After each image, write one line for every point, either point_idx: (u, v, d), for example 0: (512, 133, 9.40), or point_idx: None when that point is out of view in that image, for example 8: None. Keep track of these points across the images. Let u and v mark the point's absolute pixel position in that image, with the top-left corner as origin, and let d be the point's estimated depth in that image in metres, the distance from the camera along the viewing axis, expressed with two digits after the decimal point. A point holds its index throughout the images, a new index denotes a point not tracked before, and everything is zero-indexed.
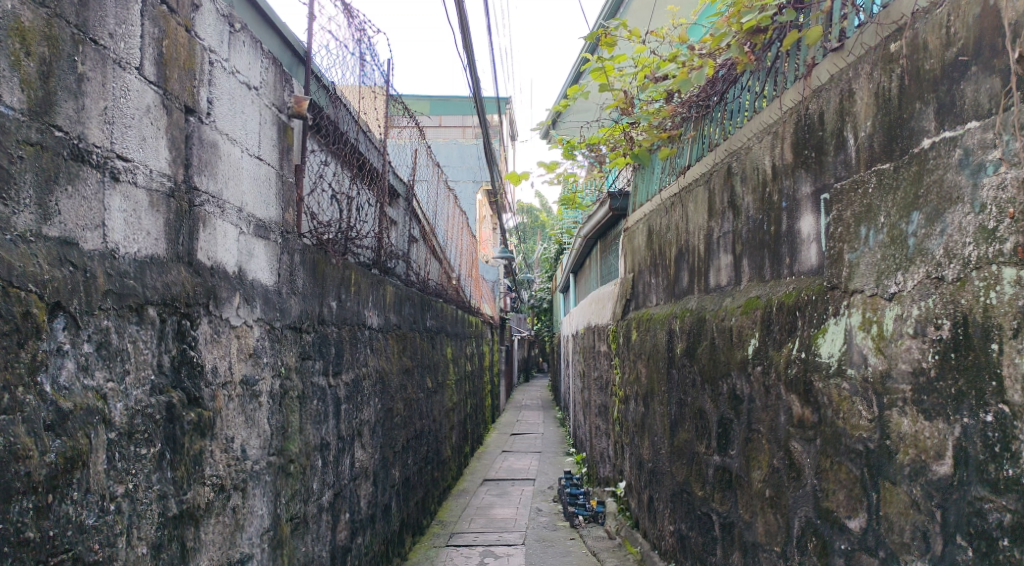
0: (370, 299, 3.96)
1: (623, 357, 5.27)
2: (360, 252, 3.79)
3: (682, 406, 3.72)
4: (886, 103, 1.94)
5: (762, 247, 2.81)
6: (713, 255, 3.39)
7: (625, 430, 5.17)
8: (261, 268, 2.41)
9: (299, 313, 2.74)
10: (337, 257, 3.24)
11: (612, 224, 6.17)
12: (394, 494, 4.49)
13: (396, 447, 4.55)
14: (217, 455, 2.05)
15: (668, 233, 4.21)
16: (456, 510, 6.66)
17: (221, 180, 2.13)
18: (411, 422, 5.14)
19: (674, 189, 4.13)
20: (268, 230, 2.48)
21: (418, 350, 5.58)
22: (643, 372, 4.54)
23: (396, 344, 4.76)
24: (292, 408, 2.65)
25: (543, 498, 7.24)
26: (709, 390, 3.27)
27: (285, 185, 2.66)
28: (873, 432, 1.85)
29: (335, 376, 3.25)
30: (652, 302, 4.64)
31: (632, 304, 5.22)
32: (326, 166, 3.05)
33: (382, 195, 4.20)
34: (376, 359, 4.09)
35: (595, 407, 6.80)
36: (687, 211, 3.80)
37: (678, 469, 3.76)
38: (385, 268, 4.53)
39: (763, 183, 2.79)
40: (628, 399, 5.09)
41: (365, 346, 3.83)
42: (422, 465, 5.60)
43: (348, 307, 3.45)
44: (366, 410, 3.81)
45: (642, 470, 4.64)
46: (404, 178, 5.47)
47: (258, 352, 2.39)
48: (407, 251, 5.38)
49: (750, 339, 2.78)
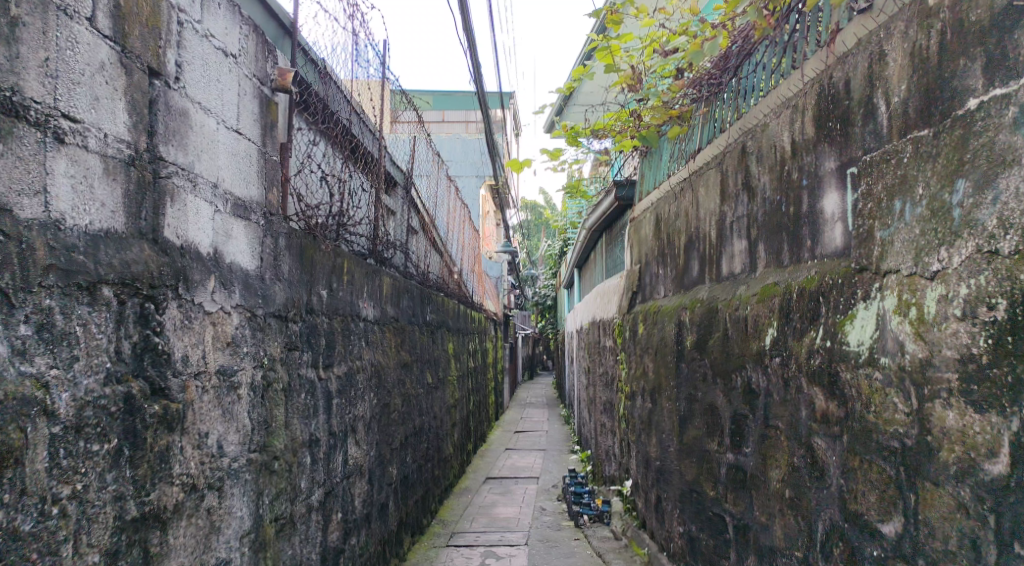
0: (365, 290, 3.79)
1: (629, 351, 5.08)
2: (353, 240, 3.61)
3: (692, 402, 3.54)
4: (923, 62, 1.76)
5: (780, 230, 2.63)
6: (725, 241, 3.21)
7: (632, 427, 4.99)
8: (240, 251, 2.24)
9: (284, 301, 2.56)
10: (327, 243, 3.06)
11: (618, 215, 5.98)
12: (392, 494, 4.32)
13: (394, 446, 4.38)
14: (188, 453, 1.88)
15: (677, 220, 4.02)
16: (458, 509, 6.49)
17: (192, 152, 1.96)
18: (410, 419, 4.98)
19: (683, 174, 3.94)
20: (249, 210, 2.31)
21: (417, 345, 5.41)
22: (651, 366, 4.36)
23: (394, 338, 4.59)
24: (277, 402, 2.47)
25: (547, 497, 7.07)
26: (721, 384, 3.09)
27: (268, 163, 2.49)
28: (911, 427, 1.66)
29: (325, 369, 3.08)
30: (659, 294, 4.45)
31: (638, 297, 5.05)
32: (315, 145, 2.86)
33: (377, 181, 4.02)
34: (371, 353, 3.91)
35: (600, 404, 6.62)
36: (698, 197, 3.62)
37: (687, 467, 3.58)
38: (382, 258, 4.36)
39: (782, 161, 2.61)
40: (634, 395, 4.90)
41: (359, 338, 3.66)
42: (422, 463, 5.43)
43: (340, 297, 3.27)
44: (361, 406, 3.64)
45: (649, 469, 4.46)
46: (402, 166, 5.29)
47: (237, 341, 2.21)
48: (405, 242, 5.21)
49: (767, 328, 2.59)
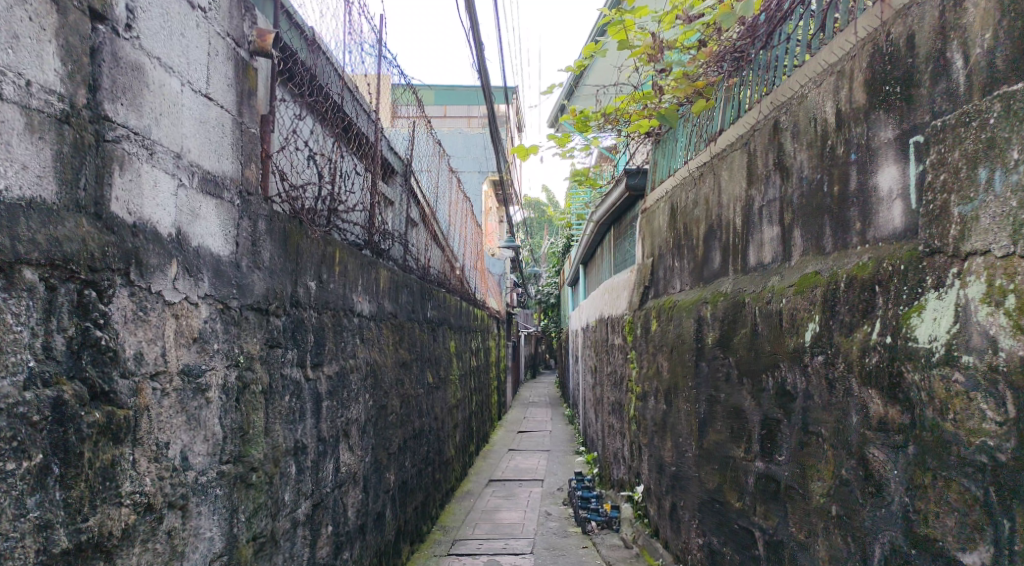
0: (358, 284, 3.52)
1: (641, 350, 4.80)
2: (346, 228, 3.33)
3: (714, 404, 3.26)
4: (1016, 3, 1.47)
5: (820, 213, 2.34)
6: (752, 228, 2.92)
7: (643, 430, 4.71)
8: (209, 232, 1.96)
9: (264, 291, 2.28)
10: (316, 229, 2.77)
11: (628, 206, 5.70)
12: (389, 502, 4.05)
13: (391, 451, 4.11)
14: (143, 467, 1.60)
15: (695, 208, 3.74)
16: (459, 514, 6.21)
17: (149, 115, 1.68)
18: (410, 421, 4.70)
19: (703, 158, 3.66)
20: (221, 186, 2.03)
21: (417, 342, 5.13)
22: (666, 365, 4.08)
23: (392, 335, 4.31)
24: (255, 406, 2.19)
25: (552, 501, 6.80)
26: (749, 384, 2.81)
27: (245, 135, 2.20)
28: (1009, 438, 1.40)
29: (314, 369, 2.80)
30: (675, 288, 4.17)
31: (651, 291, 4.77)
32: (300, 119, 2.59)
33: (373, 165, 3.74)
34: (366, 351, 3.64)
35: (608, 404, 6.34)
36: (719, 181, 3.33)
37: (707, 475, 3.29)
38: (378, 249, 4.07)
39: (823, 135, 2.32)
40: (646, 396, 4.62)
41: (353, 334, 3.38)
42: (422, 467, 5.16)
43: (330, 289, 2.99)
44: (354, 408, 3.36)
45: (663, 475, 4.18)
46: (402, 154, 5.01)
47: (207, 336, 1.93)
48: (404, 234, 4.93)
49: (806, 323, 2.30)
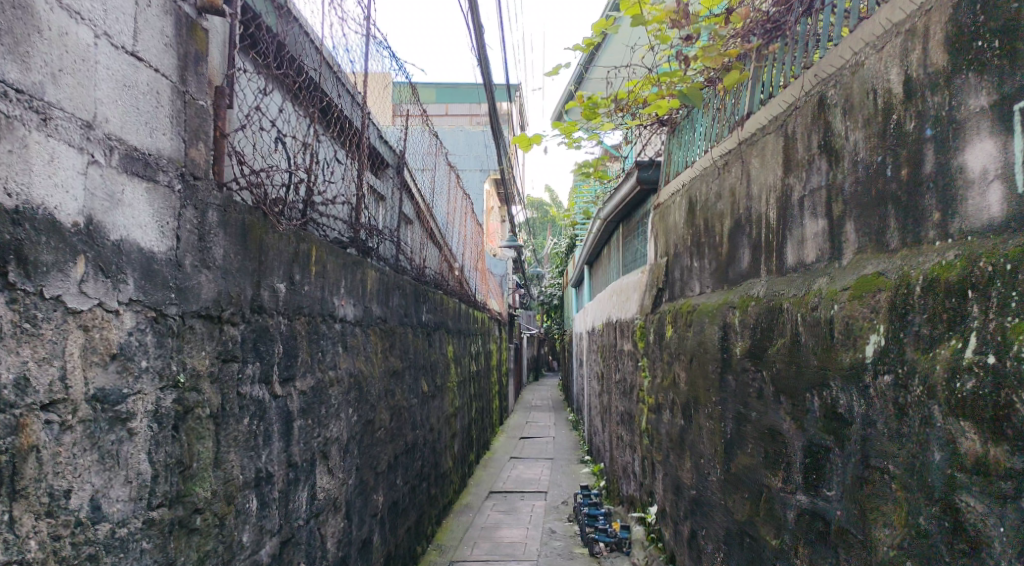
0: (340, 286, 3.14)
1: (654, 357, 4.42)
2: (326, 223, 2.94)
3: (743, 423, 2.88)
4: None
5: (881, 202, 1.97)
6: (792, 223, 2.54)
7: (657, 445, 4.33)
8: (137, 223, 1.57)
9: (214, 296, 1.90)
10: (286, 224, 2.39)
11: (639, 203, 5.32)
12: (377, 527, 3.67)
13: (380, 470, 3.73)
14: (24, 528, 1.23)
15: (718, 202, 3.35)
16: (457, 531, 5.83)
17: (43, 68, 1.30)
18: (401, 435, 4.33)
19: (728, 145, 3.28)
20: (153, 167, 1.64)
21: (411, 348, 4.76)
22: (684, 376, 3.70)
23: (382, 342, 3.94)
24: (203, 434, 1.81)
25: (555, 516, 6.42)
26: (790, 404, 2.43)
27: (191, 108, 1.82)
28: None
29: (284, 385, 2.43)
30: (693, 291, 3.79)
31: (664, 294, 4.39)
32: (265, 93, 2.20)
33: (359, 154, 3.35)
34: (351, 360, 3.27)
35: (616, 414, 5.97)
36: (750, 170, 2.95)
37: (736, 503, 2.92)
38: (366, 248, 3.69)
39: (885, 108, 1.95)
40: (660, 409, 4.24)
41: (333, 343, 3.02)
42: (415, 484, 4.78)
43: (304, 293, 2.61)
44: (335, 426, 2.99)
45: (680, 497, 3.80)
46: (395, 146, 4.63)
47: (129, 351, 1.53)
48: (397, 232, 4.54)
49: (866, 335, 1.92)
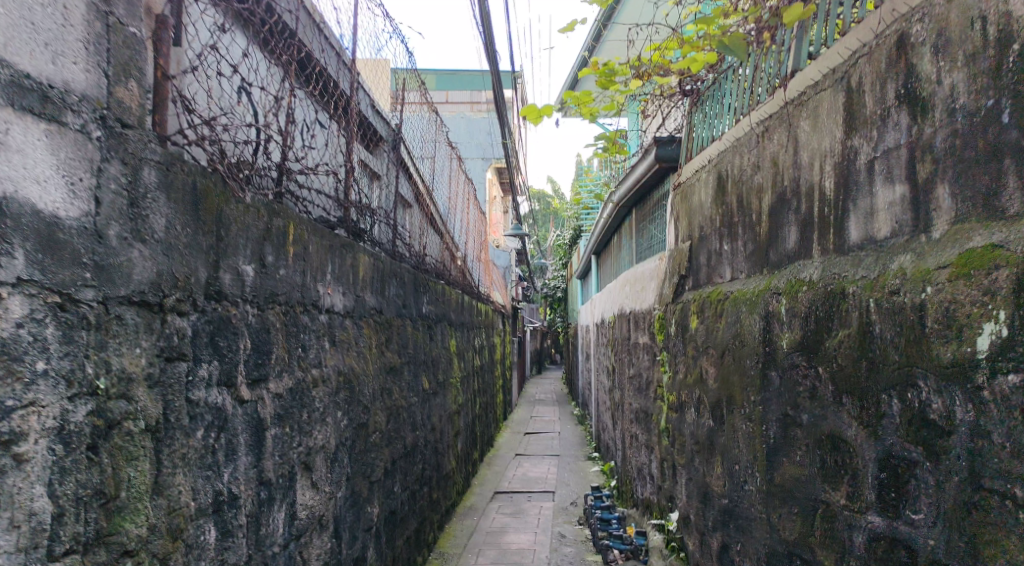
0: (325, 271, 2.74)
1: (676, 351, 4.02)
2: (308, 197, 2.53)
3: (791, 428, 2.48)
4: None
5: (993, 158, 1.56)
6: (858, 191, 2.14)
7: (679, 447, 3.93)
8: (26, 175, 1.19)
9: (152, 277, 1.50)
10: (250, 193, 1.98)
11: (656, 183, 4.91)
12: (372, 541, 3.28)
13: (375, 479, 3.33)
14: None
15: (756, 175, 2.94)
16: (461, 537, 5.44)
17: None
18: (399, 438, 3.93)
19: (768, 109, 2.86)
20: (56, 105, 1.26)
21: (410, 342, 4.37)
22: (714, 372, 3.29)
23: (376, 336, 3.54)
24: (138, 454, 1.42)
25: (565, 519, 6.03)
26: (857, 408, 2.04)
27: (120, 34, 1.42)
28: None
29: (253, 386, 2.03)
30: (723, 278, 3.38)
31: (687, 282, 3.99)
32: (223, 29, 1.80)
33: (348, 121, 2.94)
34: (338, 356, 2.87)
35: (629, 412, 5.58)
36: (799, 134, 2.54)
37: (781, 520, 2.52)
38: (357, 229, 3.29)
39: (1000, 37, 1.54)
40: (684, 408, 3.84)
41: (317, 337, 2.62)
42: (415, 489, 4.39)
43: (278, 277, 2.21)
44: (320, 432, 2.60)
45: (708, 507, 3.40)
46: (391, 122, 4.22)
47: (17, 349, 1.15)
48: (393, 216, 4.14)
49: (981, 325, 1.53)
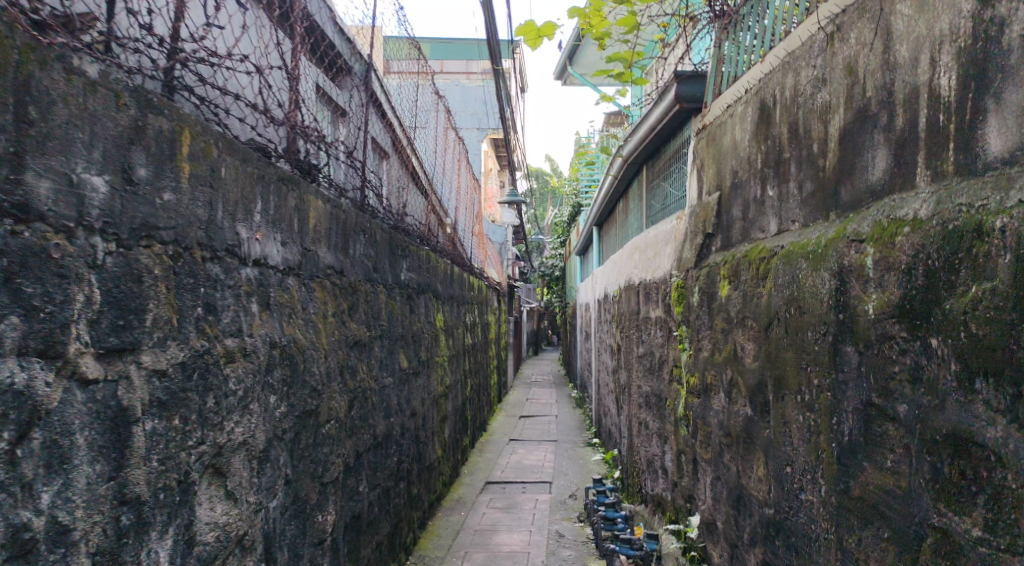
0: (252, 211, 2.06)
1: (700, 325, 3.35)
2: (223, 103, 1.87)
3: (879, 423, 1.82)
4: None
5: None
6: (1001, 83, 1.47)
7: (703, 439, 3.27)
8: None
9: None
10: (94, 65, 1.33)
11: (673, 131, 4.23)
12: (325, 557, 2.62)
13: (330, 479, 2.67)
14: None
15: (821, 92, 2.26)
16: (446, 536, 4.80)
17: None
18: (366, 427, 3.26)
19: (839, 3, 2.18)
20: None
21: (384, 314, 3.69)
22: (755, 349, 2.63)
23: (336, 302, 2.86)
24: None
25: (563, 515, 5.39)
26: (1008, 399, 1.38)
27: None
28: None
29: (111, 360, 1.37)
30: (766, 232, 2.71)
31: (714, 242, 3.32)
32: None
33: (291, 18, 2.27)
34: (272, 324, 2.19)
35: (637, 396, 4.92)
36: (894, 22, 1.86)
37: (861, 547, 1.87)
38: (308, 166, 2.63)
39: None
40: (712, 393, 3.17)
41: (237, 296, 1.95)
42: (390, 485, 3.74)
43: (160, 204, 1.54)
44: (242, 423, 1.94)
45: (743, 515, 2.75)
46: (362, 51, 3.51)
47: None
48: (364, 162, 3.47)
49: None
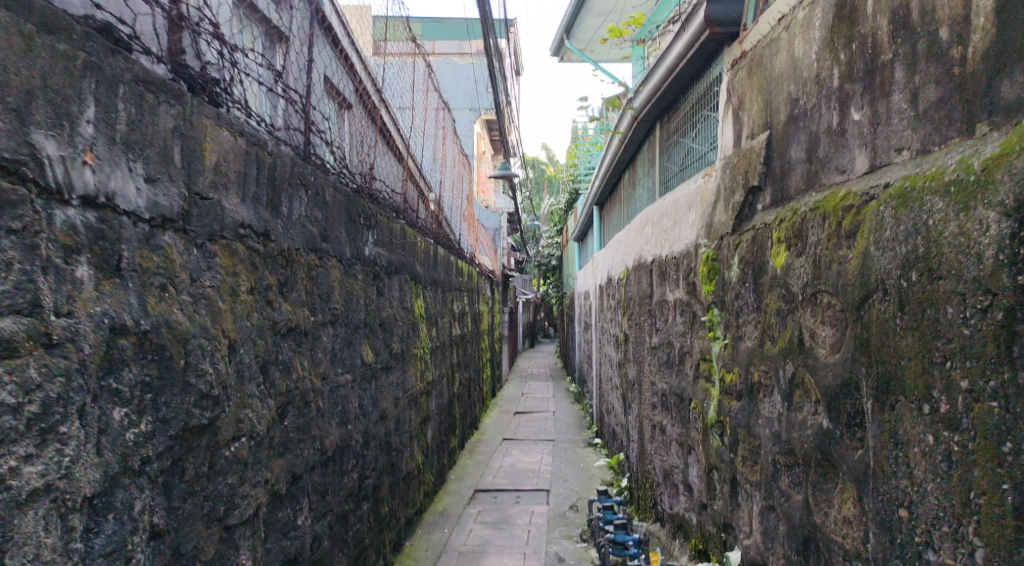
0: (72, 112, 1.30)
1: (743, 307, 2.60)
2: None
3: None
4: None
5: None
6: None
7: (749, 455, 2.52)
8: None
9: None
10: None
11: (699, 72, 3.46)
12: None
13: (243, 520, 1.91)
14: None
15: None
16: (424, 562, 4.05)
17: None
18: (310, 441, 2.50)
19: None
20: None
21: (339, 294, 2.93)
22: (839, 336, 1.88)
23: (258, 274, 2.10)
24: None
25: (563, 532, 4.64)
26: None
27: None
28: None
29: None
30: (851, 174, 1.95)
31: (762, 198, 2.56)
32: None
33: None
34: (123, 300, 1.42)
35: (651, 395, 4.17)
36: None
37: None
38: (209, 79, 1.87)
39: None
40: (763, 394, 2.41)
41: (31, 250, 1.19)
42: (349, 509, 2.98)
43: None
44: (43, 458, 1.18)
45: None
46: None
47: None
48: (309, 99, 2.71)
49: None
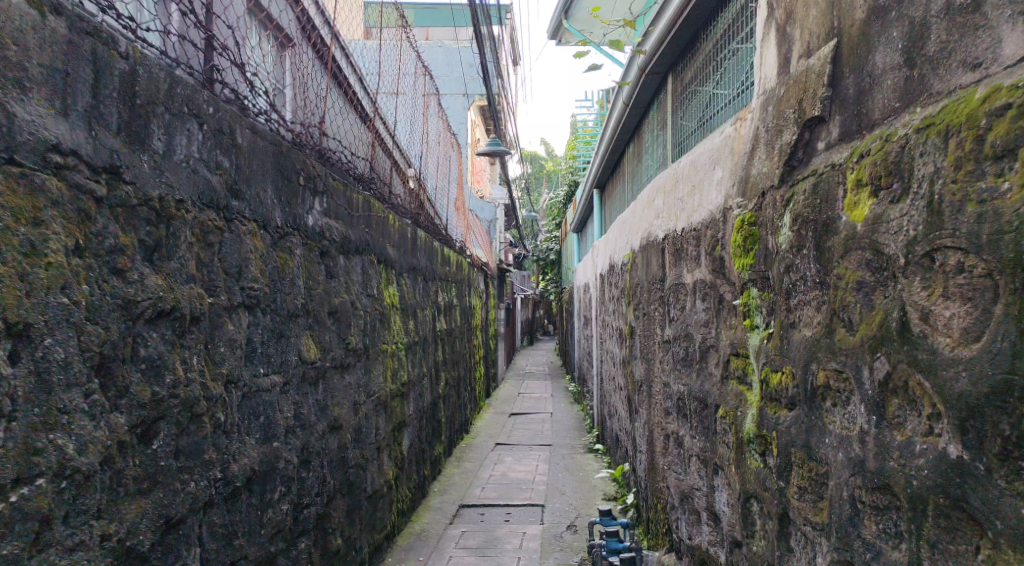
0: None
1: (801, 283, 1.91)
2: None
3: None
4: None
5: None
6: None
7: (810, 486, 1.84)
8: None
9: None
10: None
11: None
12: None
13: None
14: None
15: None
16: None
17: None
18: (205, 470, 1.81)
19: None
20: None
21: (262, 272, 2.24)
22: (987, 316, 1.20)
23: (94, 229, 1.41)
24: None
25: (559, 560, 3.95)
26: None
27: None
28: None
29: None
30: (989, 65, 1.26)
31: (825, 134, 1.88)
32: None
33: None
34: None
35: (663, 398, 3.49)
36: None
37: None
38: None
39: None
40: (835, 404, 1.72)
41: None
42: (279, 551, 2.30)
43: None
44: None
45: None
46: None
47: None
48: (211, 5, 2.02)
49: None
